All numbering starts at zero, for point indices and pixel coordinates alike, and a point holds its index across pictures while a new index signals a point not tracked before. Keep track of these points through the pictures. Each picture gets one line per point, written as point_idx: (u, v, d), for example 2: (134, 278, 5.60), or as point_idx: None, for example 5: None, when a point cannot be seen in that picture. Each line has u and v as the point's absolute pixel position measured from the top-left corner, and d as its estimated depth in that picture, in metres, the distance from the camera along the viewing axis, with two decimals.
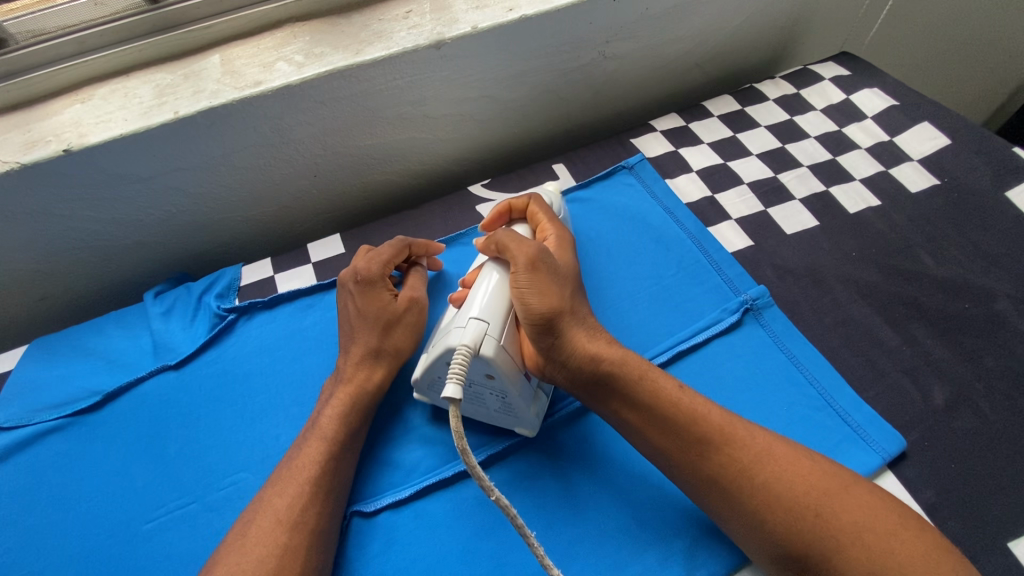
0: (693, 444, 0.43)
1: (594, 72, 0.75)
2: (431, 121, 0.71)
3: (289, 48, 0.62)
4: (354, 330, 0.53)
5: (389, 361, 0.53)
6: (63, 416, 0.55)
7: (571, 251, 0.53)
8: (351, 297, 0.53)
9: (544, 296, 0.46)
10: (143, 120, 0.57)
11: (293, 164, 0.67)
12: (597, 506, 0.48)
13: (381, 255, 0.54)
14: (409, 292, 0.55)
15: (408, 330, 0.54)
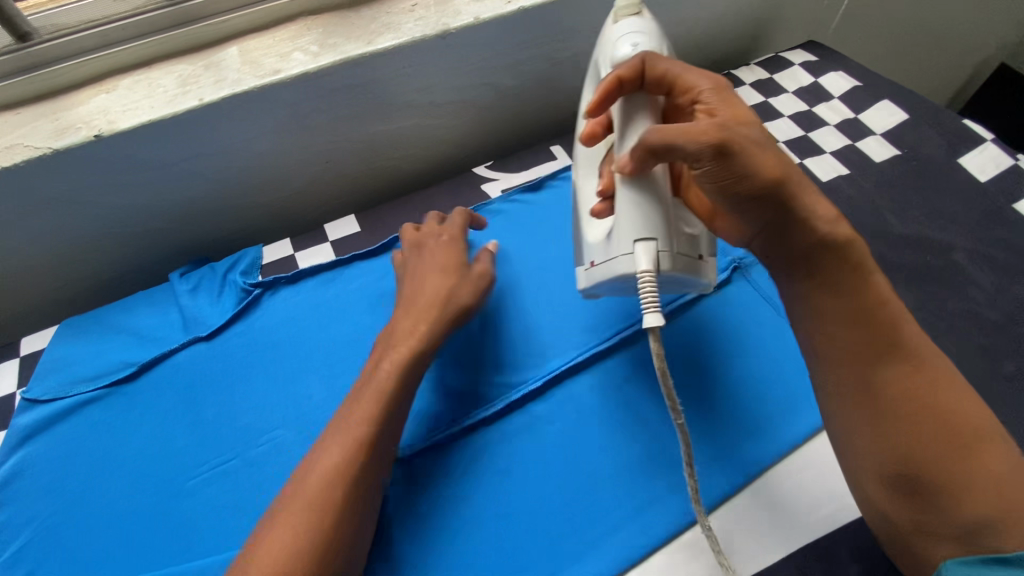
0: (870, 342, 0.43)
1: (585, 61, 0.81)
2: (436, 108, 0.75)
3: (303, 39, 0.66)
4: (414, 292, 0.56)
5: (446, 321, 0.54)
6: (100, 388, 0.58)
7: (735, 97, 0.47)
8: (416, 265, 0.58)
9: (769, 168, 0.43)
10: (170, 106, 0.61)
11: (308, 149, 0.71)
12: (614, 446, 0.54)
13: (429, 233, 0.62)
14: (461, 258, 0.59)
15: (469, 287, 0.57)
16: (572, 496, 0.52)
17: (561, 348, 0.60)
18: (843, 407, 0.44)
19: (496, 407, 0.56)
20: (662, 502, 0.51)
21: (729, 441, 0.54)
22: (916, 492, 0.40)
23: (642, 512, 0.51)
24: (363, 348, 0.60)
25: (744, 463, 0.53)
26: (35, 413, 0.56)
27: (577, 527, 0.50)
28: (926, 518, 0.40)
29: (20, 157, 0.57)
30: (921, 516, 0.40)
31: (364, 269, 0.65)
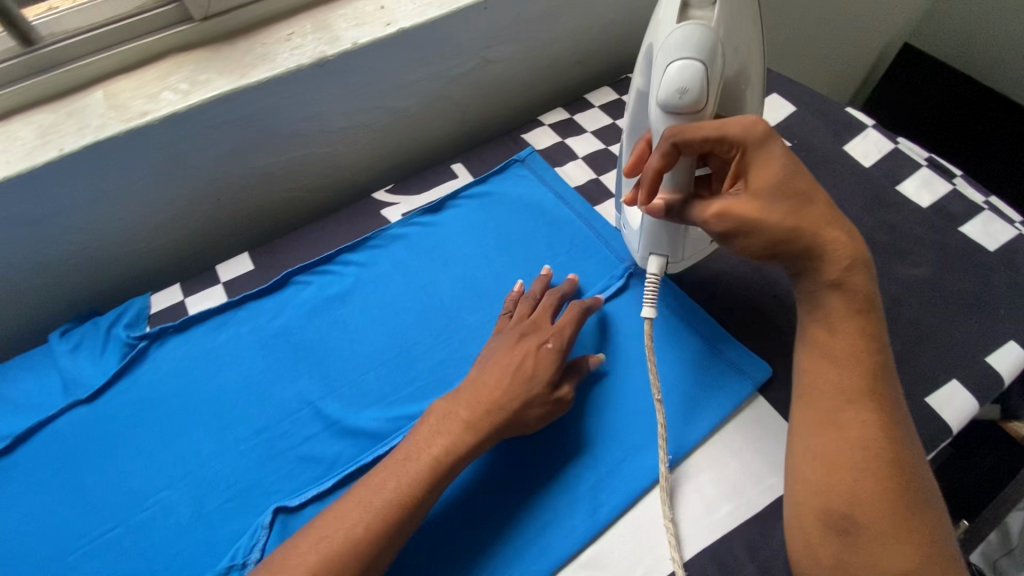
0: (846, 383, 0.43)
1: (480, 76, 0.81)
2: (330, 135, 0.74)
3: (173, 77, 0.64)
4: (513, 397, 0.51)
5: (534, 413, 0.52)
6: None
7: (769, 154, 0.44)
8: (518, 375, 0.53)
9: (840, 240, 0.45)
10: (27, 160, 0.57)
11: (194, 189, 0.69)
12: (517, 469, 0.53)
13: (538, 328, 0.57)
14: (518, 347, 0.55)
15: (547, 403, 0.52)
16: (473, 526, 0.51)
17: (461, 371, 0.59)
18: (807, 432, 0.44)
19: (390, 442, 0.53)
20: (563, 520, 0.51)
21: (629, 450, 0.54)
22: (846, 529, 0.40)
23: (544, 533, 0.50)
24: (256, 393, 0.58)
25: (643, 471, 0.52)
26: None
27: (479, 558, 0.49)
28: (846, 558, 0.40)
29: None
30: (843, 555, 0.40)
31: (257, 310, 0.63)
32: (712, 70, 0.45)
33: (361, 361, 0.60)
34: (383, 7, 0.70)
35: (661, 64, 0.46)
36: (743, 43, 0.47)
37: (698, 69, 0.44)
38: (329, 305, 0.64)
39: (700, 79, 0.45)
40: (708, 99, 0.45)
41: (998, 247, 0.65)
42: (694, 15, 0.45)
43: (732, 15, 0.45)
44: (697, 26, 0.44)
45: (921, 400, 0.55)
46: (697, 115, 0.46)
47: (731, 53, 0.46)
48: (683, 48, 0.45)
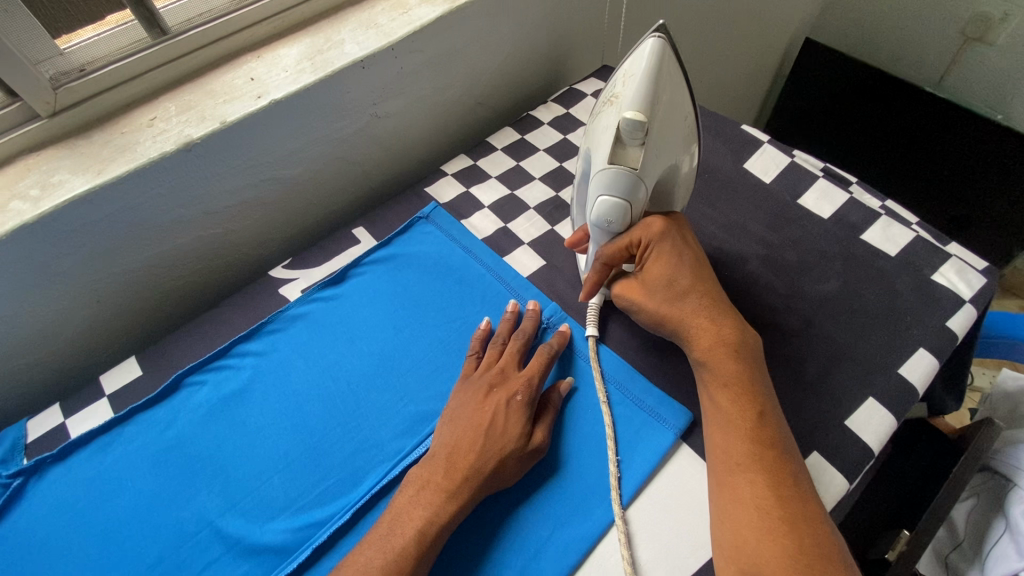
0: (735, 445, 0.47)
1: (374, 133, 0.78)
2: (216, 216, 0.70)
3: (23, 182, 0.59)
4: (486, 452, 0.50)
5: (514, 465, 0.51)
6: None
7: (665, 256, 0.53)
8: (493, 427, 0.52)
9: (705, 327, 0.52)
10: None
11: (66, 297, 0.63)
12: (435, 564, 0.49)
13: (507, 379, 0.56)
14: (489, 400, 0.54)
15: (522, 455, 0.51)
16: None
17: (374, 464, 0.55)
18: (717, 498, 0.46)
19: (299, 557, 0.49)
20: None
21: (556, 525, 0.50)
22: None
23: None
24: (149, 520, 0.53)
25: (571, 546, 0.49)
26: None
27: None
28: None
29: None
30: None
31: (146, 423, 0.58)
32: (638, 205, 0.47)
33: (261, 467, 0.55)
34: (253, 79, 0.67)
35: (592, 194, 0.48)
36: (670, 160, 0.48)
37: (624, 209, 0.47)
38: (226, 405, 0.59)
39: (624, 214, 0.47)
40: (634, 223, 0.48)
41: (898, 251, 0.66)
42: (625, 152, 0.45)
43: (661, 144, 0.45)
44: (623, 175, 0.45)
45: (841, 423, 0.55)
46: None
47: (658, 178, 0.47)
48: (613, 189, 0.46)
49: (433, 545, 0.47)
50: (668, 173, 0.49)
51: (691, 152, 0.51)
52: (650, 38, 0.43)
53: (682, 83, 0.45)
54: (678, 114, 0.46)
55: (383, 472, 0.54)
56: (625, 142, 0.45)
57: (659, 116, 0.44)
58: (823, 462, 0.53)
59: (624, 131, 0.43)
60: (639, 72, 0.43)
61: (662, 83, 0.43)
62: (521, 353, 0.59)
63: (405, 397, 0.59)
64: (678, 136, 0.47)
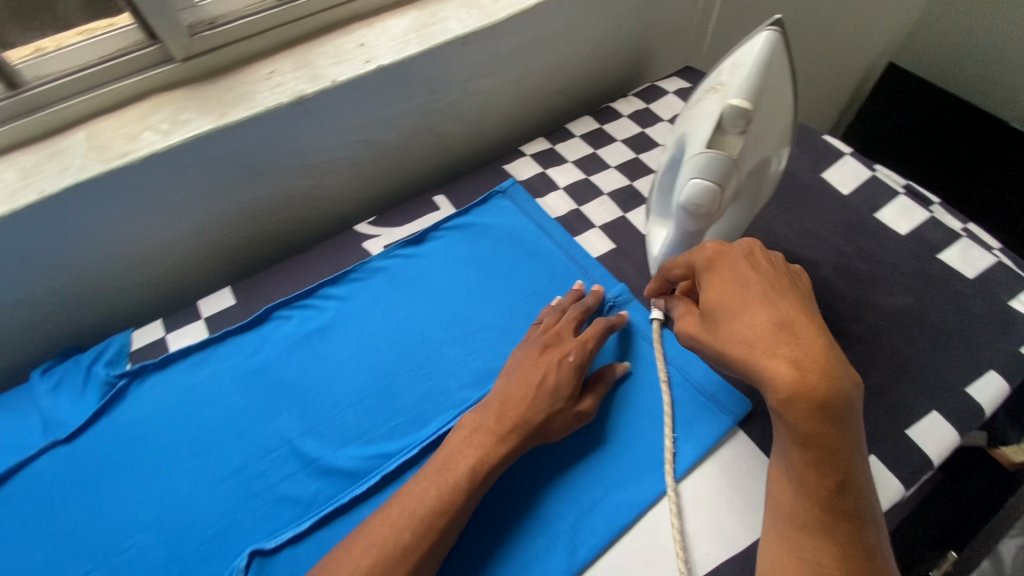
0: None
1: (462, 107, 0.81)
2: (312, 169, 0.75)
3: (154, 117, 0.65)
4: (536, 404, 0.53)
5: (563, 421, 0.54)
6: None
7: (724, 281, 0.47)
8: (544, 383, 0.54)
9: (784, 368, 0.41)
10: (7, 203, 0.58)
11: (175, 226, 0.69)
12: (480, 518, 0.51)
13: (562, 341, 0.58)
14: (546, 356, 0.56)
15: (570, 413, 0.54)
16: (446, 572, 0.49)
17: (440, 409, 0.59)
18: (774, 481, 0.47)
19: (368, 482, 0.54)
20: (538, 562, 0.49)
21: (609, 488, 0.52)
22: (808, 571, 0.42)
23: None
24: (234, 432, 0.58)
25: (622, 508, 0.51)
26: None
27: None
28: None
29: None
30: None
31: (237, 346, 0.63)
32: (727, 192, 0.49)
33: (337, 399, 0.60)
34: (363, 45, 0.72)
35: (683, 176, 0.50)
36: (765, 153, 0.49)
37: (714, 193, 0.49)
38: (309, 340, 0.64)
39: (713, 198, 0.49)
40: (719, 209, 0.50)
41: (977, 274, 0.65)
42: (724, 139, 0.47)
43: (759, 135, 0.48)
44: (719, 159, 0.47)
45: (901, 432, 0.55)
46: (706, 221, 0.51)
47: (750, 168, 0.49)
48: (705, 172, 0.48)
49: (484, 482, 0.50)
50: (761, 167, 0.51)
51: (784, 151, 0.52)
52: (765, 30, 0.45)
53: (790, 78, 0.47)
54: (780, 109, 0.48)
55: (448, 418, 0.57)
56: (725, 128, 0.47)
57: (763, 108, 0.46)
58: (880, 466, 0.53)
59: (727, 118, 0.46)
60: (749, 62, 0.45)
61: (770, 76, 0.45)
62: (579, 321, 0.61)
63: (472, 353, 0.63)
64: (776, 131, 0.49)
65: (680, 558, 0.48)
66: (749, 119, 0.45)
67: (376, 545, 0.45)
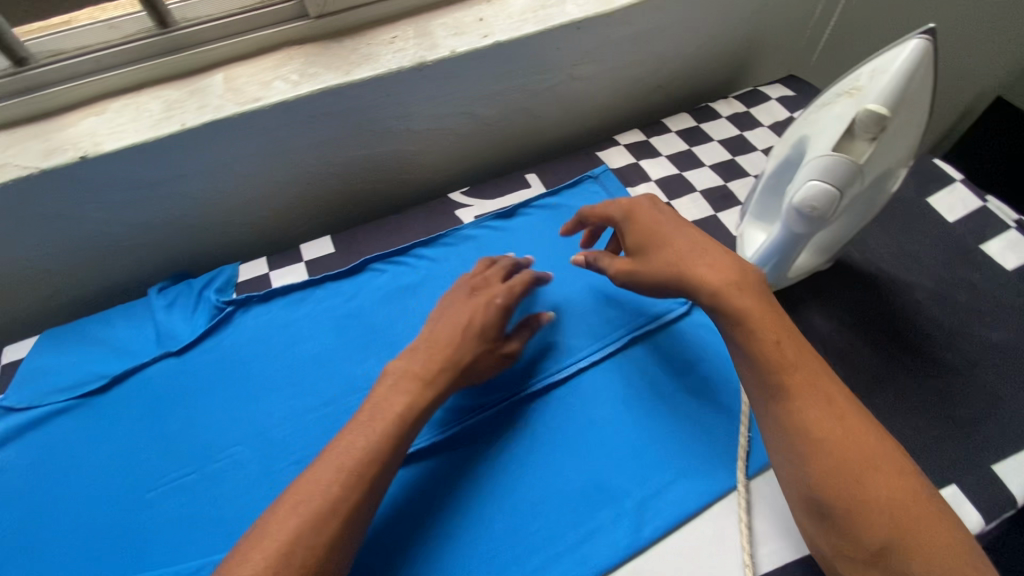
0: None
1: (564, 92, 0.83)
2: (416, 135, 0.78)
3: (285, 68, 0.69)
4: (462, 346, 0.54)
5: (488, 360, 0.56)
6: (76, 396, 0.60)
7: (640, 216, 0.58)
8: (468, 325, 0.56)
9: (708, 272, 0.50)
10: (153, 131, 0.63)
11: (287, 172, 0.73)
12: (531, 475, 0.54)
13: (486, 285, 0.60)
14: (476, 298, 0.58)
15: (490, 359, 0.56)
16: (515, 525, 0.51)
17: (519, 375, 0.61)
18: None
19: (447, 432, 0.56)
20: (604, 531, 0.50)
21: (679, 473, 0.53)
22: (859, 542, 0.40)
23: (583, 541, 0.50)
24: (327, 368, 0.62)
25: (691, 496, 0.52)
26: (14, 420, 0.59)
27: (519, 556, 0.49)
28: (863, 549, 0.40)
29: (11, 175, 0.60)
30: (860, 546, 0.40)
31: (334, 291, 0.67)
32: (847, 198, 0.49)
33: None
34: (482, 20, 0.74)
35: (800, 177, 0.50)
36: (889, 164, 0.49)
37: (833, 197, 0.49)
38: (400, 294, 0.67)
39: (831, 203, 0.49)
40: (834, 214, 0.50)
41: None
42: (852, 144, 0.47)
43: (889, 145, 0.47)
44: (845, 164, 0.47)
45: (989, 466, 0.54)
46: (818, 225, 0.51)
47: (873, 177, 0.49)
48: (827, 176, 0.48)
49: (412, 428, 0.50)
50: (881, 178, 0.51)
51: (905, 166, 0.52)
52: (915, 39, 0.44)
53: (930, 91, 0.47)
54: (914, 121, 0.47)
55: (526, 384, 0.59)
56: (855, 134, 0.47)
57: (899, 117, 0.46)
58: (960, 496, 0.52)
59: (861, 123, 0.46)
60: (893, 70, 0.45)
61: (913, 85, 0.45)
62: (507, 269, 0.63)
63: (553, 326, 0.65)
64: (905, 143, 0.48)
65: (746, 550, 0.49)
66: (884, 126, 0.45)
67: (304, 503, 0.43)
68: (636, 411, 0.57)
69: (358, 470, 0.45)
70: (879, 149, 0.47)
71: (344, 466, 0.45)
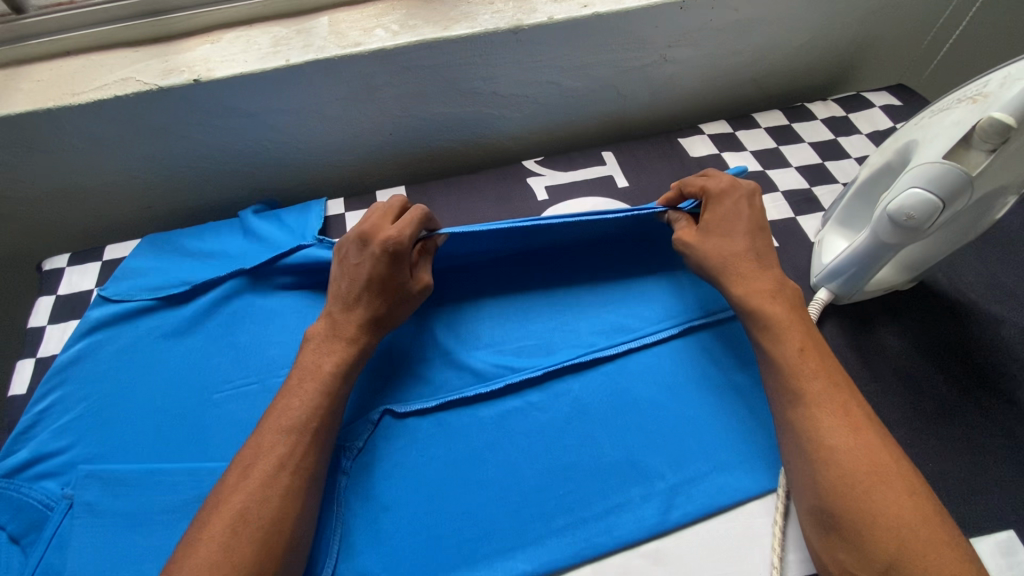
0: None
1: (654, 73, 0.81)
2: (500, 99, 0.78)
3: (387, 18, 0.71)
4: (355, 304, 0.55)
5: (401, 308, 0.56)
6: (163, 296, 0.65)
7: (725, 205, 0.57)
8: (346, 282, 0.55)
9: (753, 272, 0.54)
10: (260, 63, 0.67)
11: (374, 120, 0.76)
12: (566, 441, 0.55)
13: (373, 235, 0.55)
14: (364, 249, 0.54)
15: (408, 303, 0.57)
16: (544, 486, 0.52)
17: (569, 344, 0.61)
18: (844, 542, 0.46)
19: (492, 386, 0.58)
20: (631, 507, 0.51)
21: (717, 466, 0.53)
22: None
23: (610, 513, 0.51)
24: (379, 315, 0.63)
25: (724, 490, 0.51)
26: (108, 308, 0.65)
27: (546, 514, 0.51)
28: None
29: (132, 88, 0.65)
30: None
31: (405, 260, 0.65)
32: (950, 210, 0.46)
33: (477, 306, 0.64)
34: None
35: (901, 182, 0.48)
36: (1005, 180, 0.45)
37: (935, 207, 0.46)
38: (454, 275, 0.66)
39: (931, 213, 0.46)
40: (931, 226, 0.47)
41: None
42: (966, 153, 0.44)
43: (1010, 159, 0.44)
44: (956, 172, 0.44)
45: None
46: (911, 235, 0.48)
47: (984, 193, 0.46)
48: (932, 183, 0.45)
49: None
50: (994, 194, 0.47)
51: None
52: None
53: None
54: None
55: (573, 354, 0.60)
56: (972, 143, 0.44)
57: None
58: (1017, 542, 0.49)
59: (981, 131, 0.42)
60: None
61: None
62: (391, 212, 0.57)
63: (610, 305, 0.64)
64: None
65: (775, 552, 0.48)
66: (1008, 137, 0.42)
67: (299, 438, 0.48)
68: (682, 397, 0.57)
69: (292, 427, 0.48)
70: (998, 159, 0.43)
71: (285, 425, 0.48)
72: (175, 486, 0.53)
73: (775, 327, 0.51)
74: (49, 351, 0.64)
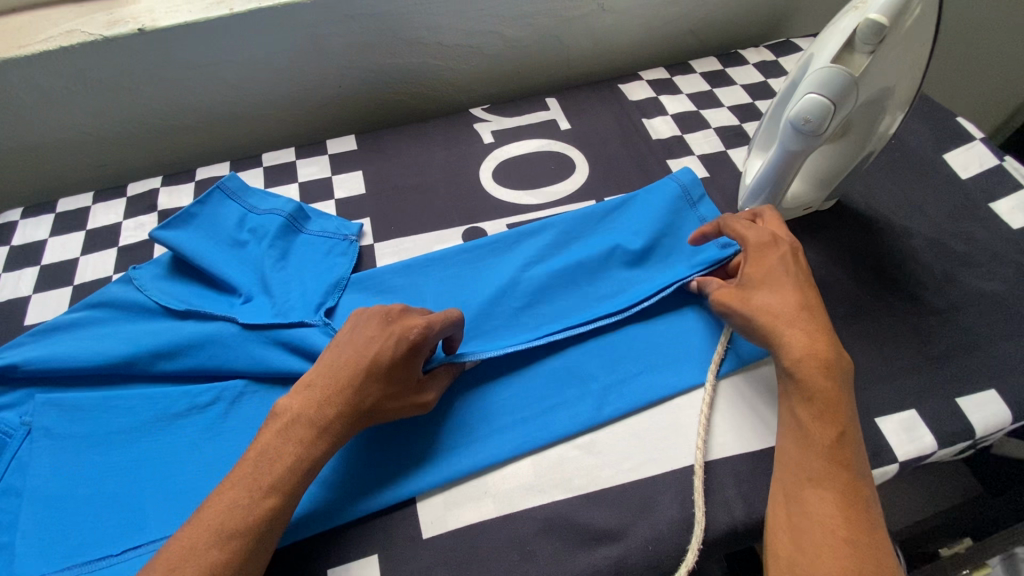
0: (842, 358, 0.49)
1: (593, 23, 0.85)
2: (446, 50, 0.81)
3: None
4: (352, 386, 0.47)
5: (396, 406, 0.49)
6: (162, 305, 0.60)
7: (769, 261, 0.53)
8: (348, 359, 0.48)
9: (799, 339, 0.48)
10: (204, 13, 0.68)
11: (322, 73, 0.78)
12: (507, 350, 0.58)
13: (405, 324, 0.50)
14: (390, 326, 0.50)
15: (405, 406, 0.50)
16: (486, 392, 0.56)
17: None
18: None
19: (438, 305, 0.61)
20: (568, 404, 0.54)
21: (649, 367, 0.56)
22: None
23: (549, 412, 0.54)
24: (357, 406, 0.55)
25: (654, 387, 0.55)
26: (124, 287, 0.61)
27: (489, 416, 0.54)
28: None
29: (78, 38, 0.67)
30: None
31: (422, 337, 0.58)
32: (842, 111, 0.51)
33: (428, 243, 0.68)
34: None
35: (799, 92, 0.52)
36: (888, 83, 0.50)
37: (828, 109, 0.50)
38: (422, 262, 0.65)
39: (825, 116, 0.51)
40: (828, 130, 0.52)
41: None
42: (851, 57, 0.49)
43: (887, 60, 0.49)
44: (842, 74, 0.49)
45: (951, 398, 0.55)
46: (812, 141, 0.53)
47: (869, 94, 0.51)
48: (824, 87, 0.50)
49: None
50: (881, 99, 0.52)
51: (908, 92, 0.53)
52: None
53: (934, 6, 0.48)
54: (918, 40, 0.49)
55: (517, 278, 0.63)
56: (856, 46, 0.48)
57: (900, 31, 0.47)
58: (917, 420, 0.54)
59: (860, 33, 0.47)
60: None
61: None
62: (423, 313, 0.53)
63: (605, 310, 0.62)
64: (907, 62, 0.50)
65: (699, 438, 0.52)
66: (882, 37, 0.47)
67: None
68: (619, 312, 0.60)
69: (235, 532, 0.41)
70: (875, 60, 0.48)
71: (228, 527, 0.41)
72: (131, 409, 0.55)
73: (822, 401, 0.46)
74: (4, 296, 0.65)
